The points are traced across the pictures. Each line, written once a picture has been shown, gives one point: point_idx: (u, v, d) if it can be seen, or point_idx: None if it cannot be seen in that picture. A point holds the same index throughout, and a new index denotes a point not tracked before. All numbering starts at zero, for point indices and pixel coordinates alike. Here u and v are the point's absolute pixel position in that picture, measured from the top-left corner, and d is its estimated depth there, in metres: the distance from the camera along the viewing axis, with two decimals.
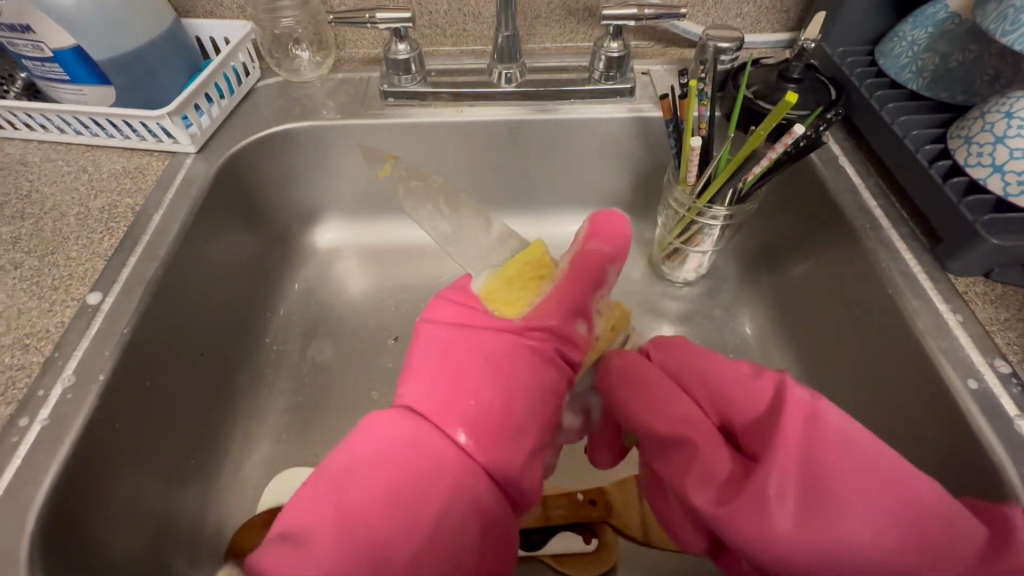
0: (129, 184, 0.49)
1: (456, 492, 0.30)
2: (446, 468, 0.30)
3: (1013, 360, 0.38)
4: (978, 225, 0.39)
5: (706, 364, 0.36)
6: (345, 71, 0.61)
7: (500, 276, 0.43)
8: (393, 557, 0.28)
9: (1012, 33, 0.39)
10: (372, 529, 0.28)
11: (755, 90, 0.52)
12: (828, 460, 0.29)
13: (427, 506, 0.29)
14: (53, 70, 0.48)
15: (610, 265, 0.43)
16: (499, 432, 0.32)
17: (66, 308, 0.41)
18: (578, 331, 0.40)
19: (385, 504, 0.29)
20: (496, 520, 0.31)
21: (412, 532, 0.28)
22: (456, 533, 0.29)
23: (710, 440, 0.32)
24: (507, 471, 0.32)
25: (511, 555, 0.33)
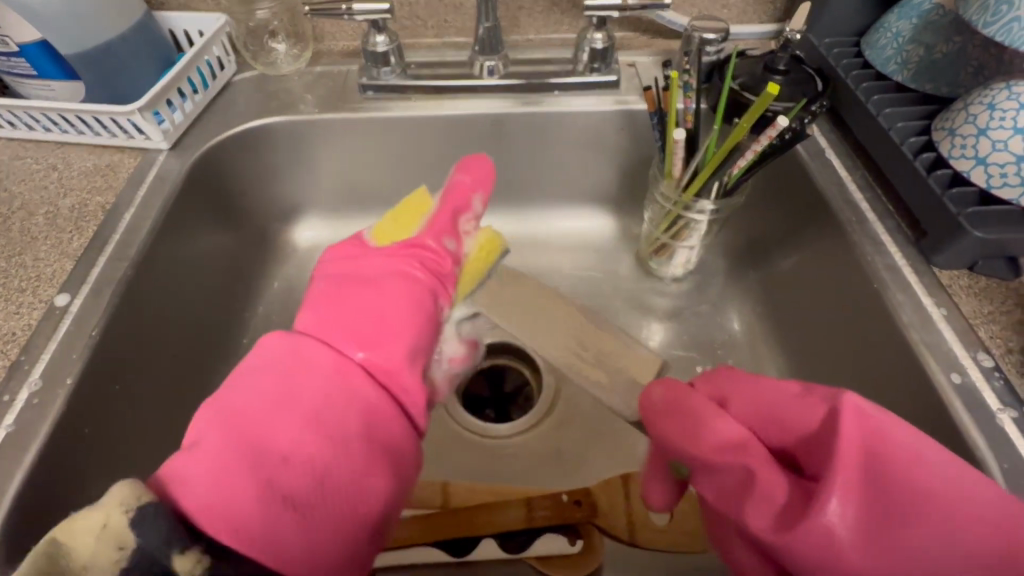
0: (100, 182, 0.48)
1: (331, 387, 0.29)
2: (324, 367, 0.29)
3: (996, 354, 0.38)
4: (962, 218, 0.39)
5: (753, 387, 0.34)
6: (324, 63, 0.59)
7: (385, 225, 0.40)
8: (275, 451, 0.27)
9: (992, 24, 0.39)
10: (254, 427, 0.27)
11: (741, 81, 0.51)
12: (897, 480, 0.27)
13: (305, 401, 0.28)
14: (19, 65, 0.46)
15: (475, 196, 0.40)
16: (383, 333, 0.31)
17: (32, 311, 0.40)
18: (448, 248, 0.38)
19: (266, 404, 0.28)
20: (386, 420, 0.30)
21: (290, 426, 0.28)
22: (341, 428, 0.28)
23: (762, 463, 0.29)
24: (390, 371, 0.31)
25: (412, 462, 0.31)
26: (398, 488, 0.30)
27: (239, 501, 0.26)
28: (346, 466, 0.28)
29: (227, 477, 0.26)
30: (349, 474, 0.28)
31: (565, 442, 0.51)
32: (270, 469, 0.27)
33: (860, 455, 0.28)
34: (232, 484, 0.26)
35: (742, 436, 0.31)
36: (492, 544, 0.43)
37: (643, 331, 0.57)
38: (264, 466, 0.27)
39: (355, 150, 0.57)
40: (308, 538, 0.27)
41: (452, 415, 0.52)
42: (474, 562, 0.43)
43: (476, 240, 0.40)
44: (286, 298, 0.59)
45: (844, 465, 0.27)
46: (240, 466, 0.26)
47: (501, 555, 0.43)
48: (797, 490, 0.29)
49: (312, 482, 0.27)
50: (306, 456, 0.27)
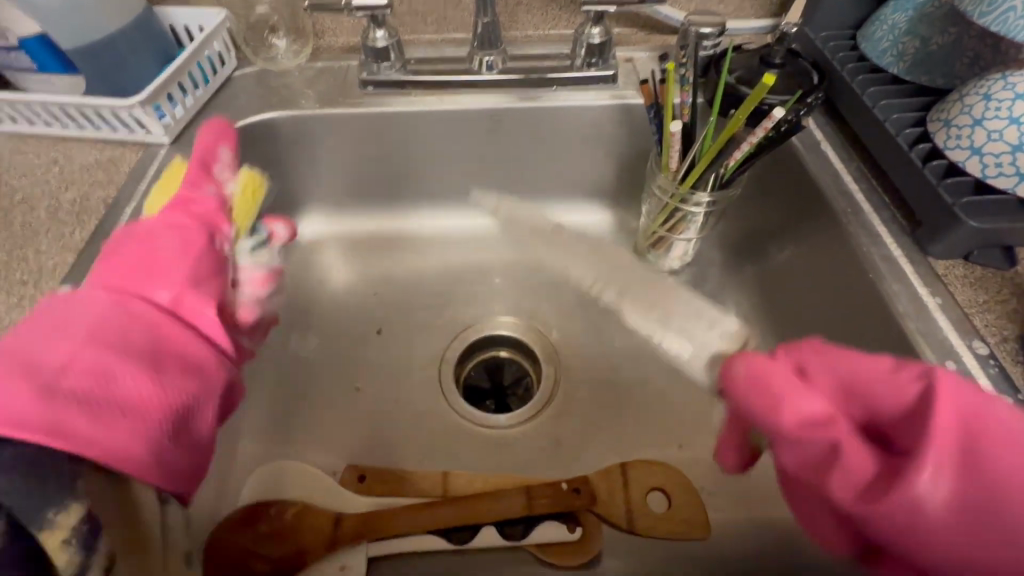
0: (101, 176, 0.48)
1: (104, 307, 0.30)
2: (102, 291, 0.30)
3: (991, 342, 0.38)
4: (957, 208, 0.40)
5: (839, 355, 0.30)
6: (324, 59, 0.60)
7: (246, 211, 0.42)
8: (50, 363, 0.27)
9: (988, 14, 0.39)
10: (26, 343, 0.28)
11: (737, 75, 0.51)
12: (1005, 459, 0.25)
13: (87, 318, 0.29)
14: (20, 60, 0.48)
15: (220, 145, 0.42)
16: (166, 266, 0.33)
17: (35, 302, 0.40)
18: (206, 192, 0.39)
19: (44, 327, 0.29)
20: (171, 335, 0.31)
21: (68, 340, 0.28)
22: (127, 340, 0.29)
23: (851, 439, 0.28)
24: (174, 298, 0.32)
25: (217, 380, 0.33)
26: (192, 398, 0.31)
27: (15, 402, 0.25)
28: (134, 372, 0.29)
29: (32, 385, 0.26)
30: (140, 378, 0.29)
31: (563, 432, 0.51)
32: (78, 373, 0.27)
33: (958, 435, 0.26)
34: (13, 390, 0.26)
35: (826, 411, 0.29)
36: (492, 532, 0.44)
37: None
38: (42, 372, 0.27)
39: (354, 145, 0.58)
40: (114, 432, 0.27)
41: (453, 407, 0.53)
42: (475, 549, 0.43)
43: (238, 186, 0.42)
44: None
45: (940, 444, 0.26)
46: (7, 373, 0.26)
47: (501, 542, 0.43)
48: (884, 465, 0.28)
49: (92, 380, 0.27)
50: (88, 363, 0.28)
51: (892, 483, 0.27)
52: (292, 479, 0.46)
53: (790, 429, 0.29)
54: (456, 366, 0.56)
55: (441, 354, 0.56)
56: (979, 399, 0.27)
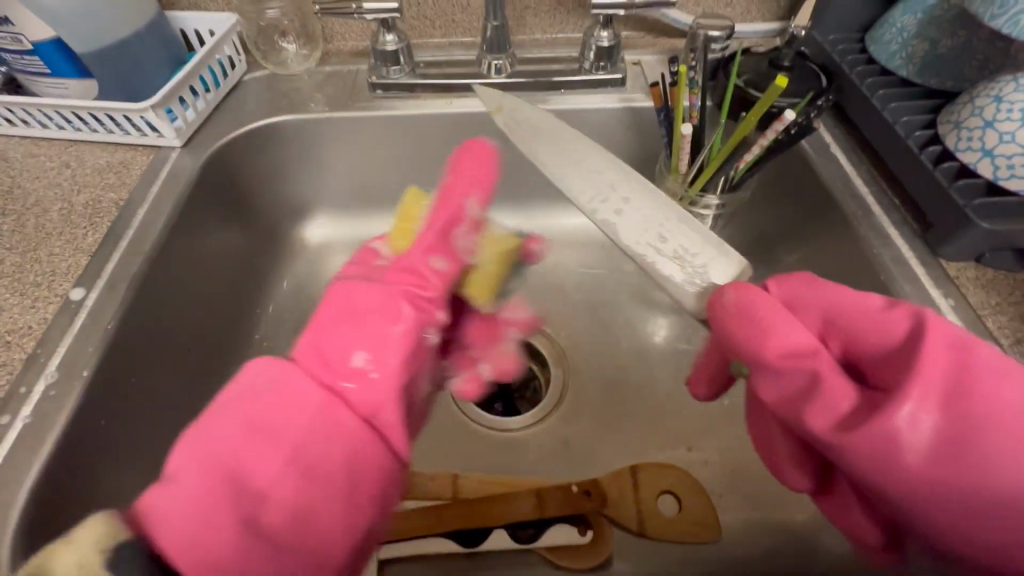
0: (113, 179, 0.48)
1: (310, 423, 0.26)
2: (307, 398, 0.27)
3: (1005, 344, 0.38)
4: (968, 210, 0.39)
5: (832, 294, 0.33)
6: (333, 63, 0.60)
7: (488, 277, 0.36)
8: (252, 491, 0.25)
9: (1000, 16, 0.39)
10: (229, 453, 0.25)
11: (745, 79, 0.51)
12: (981, 392, 0.27)
13: (289, 433, 0.26)
14: (33, 63, 0.47)
15: (468, 199, 0.34)
16: (381, 370, 0.28)
17: (48, 305, 0.40)
18: (432, 267, 0.32)
19: (241, 434, 0.25)
20: (369, 455, 0.27)
21: (270, 461, 0.25)
22: (326, 467, 0.26)
23: (831, 371, 0.30)
24: (374, 406, 0.28)
25: (396, 497, 0.29)
26: (377, 522, 0.28)
27: (218, 534, 0.23)
28: (328, 507, 0.26)
29: (223, 516, 0.24)
30: (332, 519, 0.26)
31: (573, 435, 0.51)
32: (279, 507, 0.25)
33: (944, 371, 0.28)
34: (214, 523, 0.24)
35: (813, 343, 0.31)
36: (503, 535, 0.43)
37: (649, 326, 0.57)
38: (243, 505, 0.24)
39: (364, 148, 0.58)
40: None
41: (464, 411, 0.52)
42: (486, 552, 0.43)
43: (486, 246, 0.36)
44: (295, 297, 0.59)
45: (924, 376, 0.27)
46: (211, 500, 0.24)
47: (513, 545, 0.43)
48: (864, 398, 0.29)
49: (289, 518, 0.25)
50: (285, 496, 0.25)
51: (871, 412, 0.28)
52: None
53: (774, 358, 0.31)
54: None
55: None
56: (964, 345, 0.28)
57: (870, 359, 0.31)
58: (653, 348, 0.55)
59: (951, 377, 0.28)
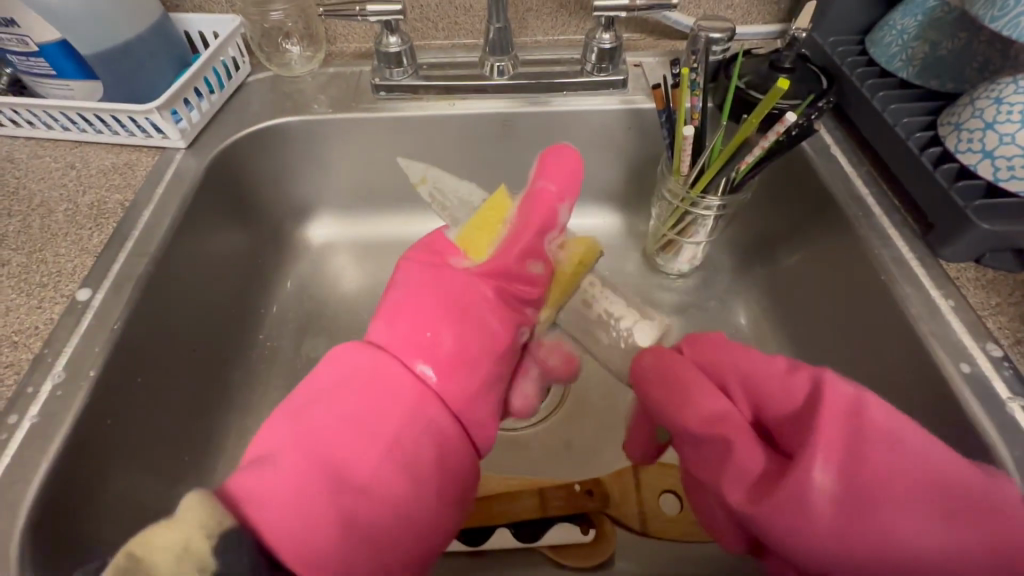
0: (118, 180, 0.49)
1: (407, 419, 0.29)
2: (401, 395, 0.30)
3: (1005, 344, 0.38)
4: (969, 211, 0.40)
5: (743, 358, 0.33)
6: (336, 65, 0.60)
7: (568, 274, 0.46)
8: (354, 482, 0.28)
9: (1000, 18, 0.40)
10: (333, 447, 0.28)
11: (746, 80, 0.52)
12: (877, 454, 0.27)
13: (383, 428, 0.29)
14: (39, 65, 0.47)
15: (560, 206, 0.38)
16: (465, 365, 0.32)
17: (55, 305, 0.40)
18: (531, 272, 0.37)
19: (342, 427, 0.29)
20: (451, 448, 0.31)
21: (369, 454, 0.28)
22: (416, 463, 0.29)
23: (743, 435, 0.30)
24: (463, 401, 0.31)
25: (471, 486, 0.32)
26: (452, 516, 0.31)
27: (321, 521, 0.27)
28: (419, 497, 0.29)
29: (326, 505, 0.27)
30: (422, 506, 0.29)
31: (575, 435, 0.51)
32: (376, 501, 0.28)
33: (842, 433, 0.28)
34: (316, 510, 0.27)
35: (727, 410, 0.31)
36: (507, 534, 0.43)
37: None
38: (345, 497, 0.27)
39: (367, 149, 0.58)
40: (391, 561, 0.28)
41: None
42: (490, 550, 0.43)
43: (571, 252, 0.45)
44: (298, 297, 0.60)
45: (823, 440, 0.28)
46: (318, 492, 0.27)
47: (516, 544, 0.43)
48: (773, 465, 0.29)
49: (383, 512, 0.28)
50: (382, 488, 0.28)
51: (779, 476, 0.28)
52: None
53: (694, 427, 0.31)
54: None
55: None
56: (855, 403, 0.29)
57: (778, 420, 0.31)
58: None
59: (846, 436, 0.28)
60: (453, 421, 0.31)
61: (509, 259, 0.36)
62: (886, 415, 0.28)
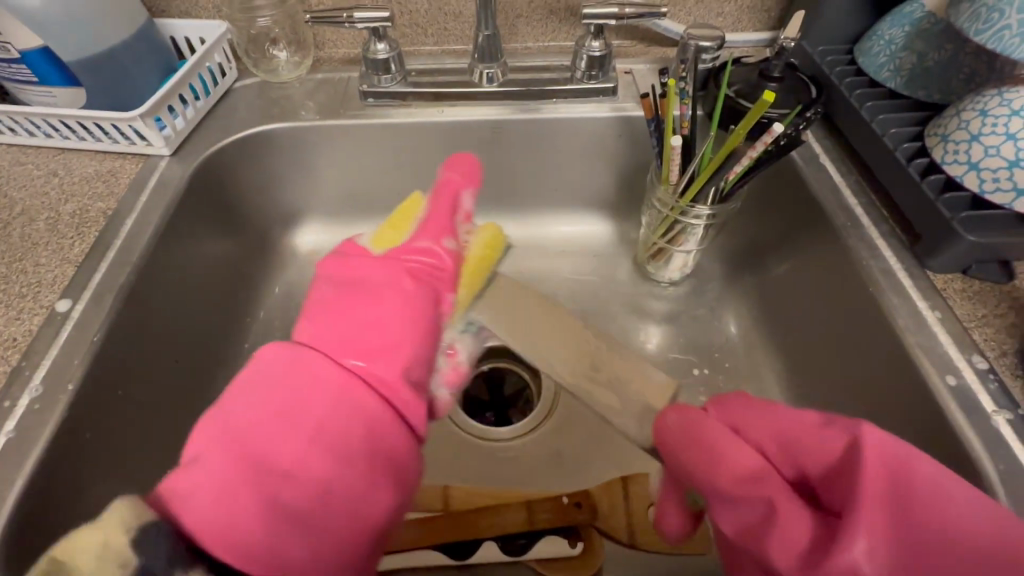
0: (101, 188, 0.48)
1: (332, 404, 0.28)
2: (324, 381, 0.28)
3: (991, 357, 0.38)
4: (955, 222, 0.40)
5: (770, 415, 0.33)
6: (324, 71, 0.60)
7: (479, 263, 0.40)
8: (277, 469, 0.26)
9: (984, 31, 0.40)
10: (252, 436, 0.27)
11: (736, 89, 0.52)
12: (924, 509, 0.26)
13: (307, 415, 0.27)
14: (21, 71, 0.47)
15: (463, 194, 0.40)
16: (394, 349, 0.30)
17: (34, 316, 0.40)
18: (448, 248, 0.36)
19: (264, 420, 0.27)
20: (386, 432, 0.29)
21: (290, 443, 0.27)
22: (347, 448, 0.27)
23: (781, 494, 0.29)
24: (394, 382, 0.30)
25: (415, 473, 0.31)
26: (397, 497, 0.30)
27: (244, 513, 0.25)
28: (348, 483, 0.27)
29: (248, 497, 0.25)
30: (351, 493, 0.27)
31: (564, 444, 0.51)
32: (303, 487, 0.26)
33: (885, 487, 0.27)
34: (237, 501, 0.25)
35: (759, 468, 0.30)
36: (493, 547, 0.43)
37: (641, 336, 0.57)
38: (267, 483, 0.26)
39: (355, 155, 0.58)
40: (320, 548, 0.26)
41: (454, 421, 0.52)
42: (476, 564, 0.43)
43: (477, 239, 0.41)
44: (285, 305, 0.59)
45: (867, 497, 0.26)
46: (240, 482, 0.26)
47: (502, 557, 0.43)
48: (819, 526, 0.27)
49: (313, 497, 0.26)
50: (309, 476, 0.26)
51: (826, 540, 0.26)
52: None
53: (727, 487, 0.30)
54: None
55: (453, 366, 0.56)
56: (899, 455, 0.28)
57: (818, 478, 0.30)
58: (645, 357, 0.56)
59: (893, 495, 0.26)
60: (385, 404, 0.29)
61: (423, 237, 0.36)
62: (929, 468, 0.27)
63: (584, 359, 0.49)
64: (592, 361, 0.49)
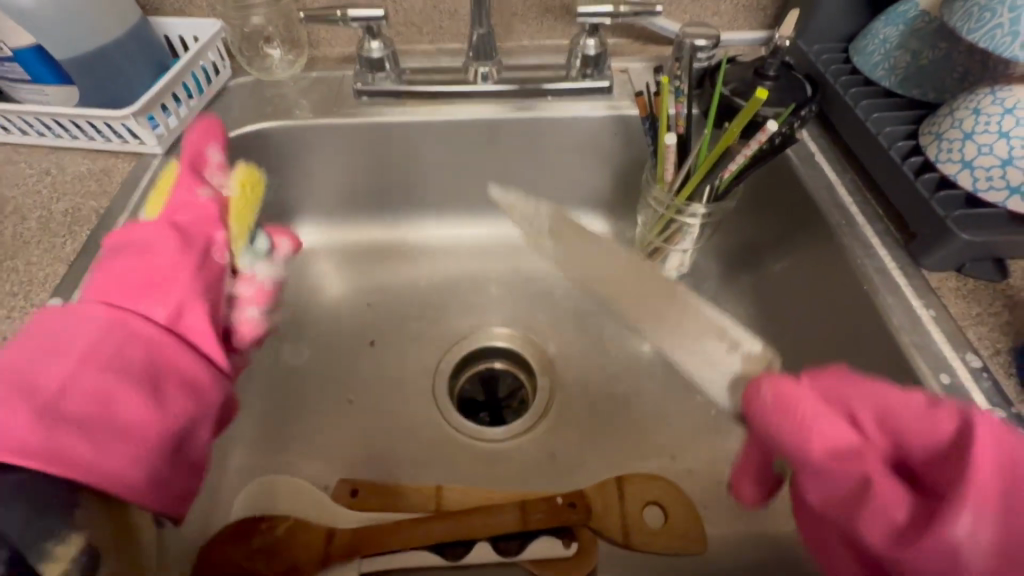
0: (94, 187, 0.48)
1: (105, 333, 0.30)
2: (91, 318, 0.30)
3: (985, 355, 0.38)
4: (948, 220, 0.40)
5: (868, 386, 0.29)
6: (319, 69, 0.60)
7: (245, 204, 0.39)
8: (45, 394, 0.27)
9: (976, 30, 0.40)
10: (9, 368, 0.28)
11: (731, 87, 0.51)
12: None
13: (74, 345, 0.29)
14: (13, 70, 0.46)
15: (210, 148, 0.40)
16: (155, 286, 0.32)
17: (25, 315, 0.39)
18: (203, 197, 0.36)
19: (35, 352, 0.29)
20: (168, 357, 0.31)
21: (61, 366, 0.28)
22: (122, 367, 0.29)
23: (879, 472, 0.27)
24: (174, 315, 0.32)
25: (214, 399, 0.33)
26: (189, 419, 0.31)
27: (15, 428, 0.26)
28: (135, 402, 0.29)
29: (21, 416, 0.26)
30: (143, 411, 0.29)
31: (559, 445, 0.51)
32: (80, 400, 0.28)
33: (1002, 474, 0.24)
34: (3, 419, 0.26)
35: (854, 442, 0.28)
36: (487, 547, 0.43)
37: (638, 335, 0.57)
38: (37, 402, 0.27)
39: (348, 153, 0.58)
40: (115, 458, 0.28)
41: (449, 421, 0.52)
42: (469, 565, 0.43)
43: (234, 181, 0.39)
44: None
45: (978, 484, 0.24)
46: (0, 404, 0.27)
47: (496, 557, 0.43)
48: (918, 506, 0.26)
49: (93, 410, 0.28)
50: (81, 394, 0.28)
51: (927, 523, 0.25)
52: (284, 493, 0.46)
53: (819, 459, 0.27)
54: (453, 377, 0.56)
55: (436, 364, 0.56)
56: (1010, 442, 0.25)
57: (919, 456, 0.27)
58: (640, 357, 0.55)
59: (1007, 485, 0.24)
60: (163, 332, 0.31)
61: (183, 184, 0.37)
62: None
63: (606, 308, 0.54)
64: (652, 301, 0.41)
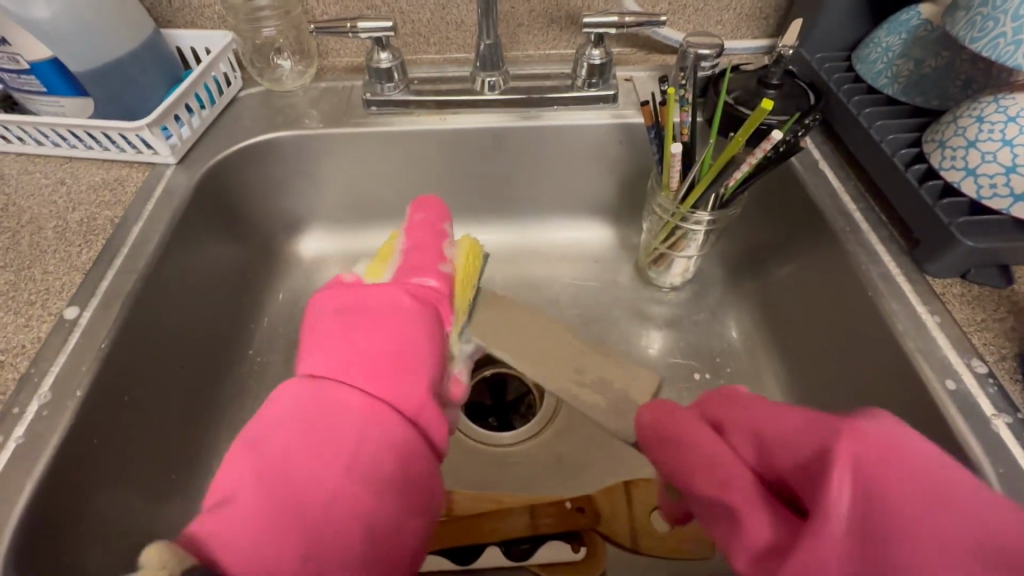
0: (108, 197, 0.49)
1: (367, 430, 0.29)
2: (356, 410, 0.30)
3: (990, 360, 0.38)
4: (953, 227, 0.40)
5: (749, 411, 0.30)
6: (329, 79, 0.61)
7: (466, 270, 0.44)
8: (314, 505, 0.27)
9: (979, 39, 0.40)
10: (272, 474, 0.27)
11: (734, 96, 0.52)
12: (895, 494, 0.22)
13: (337, 446, 0.28)
14: (30, 82, 0.47)
15: (442, 227, 0.46)
16: (398, 369, 0.32)
17: (42, 323, 0.40)
18: (441, 274, 0.41)
19: (298, 452, 0.28)
20: (412, 454, 0.30)
21: (328, 474, 0.28)
22: (378, 472, 0.28)
23: (745, 502, 0.26)
24: (416, 403, 0.32)
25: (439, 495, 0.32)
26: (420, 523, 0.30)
27: (289, 553, 0.25)
28: (385, 513, 0.28)
29: (290, 533, 0.26)
30: (389, 522, 0.28)
31: (563, 448, 0.51)
32: (342, 512, 0.27)
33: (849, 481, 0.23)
34: (281, 541, 0.26)
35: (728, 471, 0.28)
36: (495, 551, 0.44)
37: (643, 340, 0.57)
38: (309, 523, 0.26)
39: (356, 162, 0.58)
40: None
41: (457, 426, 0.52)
42: (478, 569, 0.43)
43: (459, 252, 0.45)
44: (288, 310, 0.60)
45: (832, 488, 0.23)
46: (278, 523, 0.26)
47: (503, 560, 0.43)
48: (784, 528, 0.25)
49: (351, 527, 0.27)
50: (348, 504, 0.27)
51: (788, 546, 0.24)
52: None
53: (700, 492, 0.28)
54: None
55: (461, 437, 0.52)
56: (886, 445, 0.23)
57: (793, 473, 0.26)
58: (647, 361, 0.56)
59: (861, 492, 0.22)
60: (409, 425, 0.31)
61: (417, 266, 0.41)
62: (916, 453, 0.23)
63: (567, 363, 0.48)
64: (574, 364, 0.48)
